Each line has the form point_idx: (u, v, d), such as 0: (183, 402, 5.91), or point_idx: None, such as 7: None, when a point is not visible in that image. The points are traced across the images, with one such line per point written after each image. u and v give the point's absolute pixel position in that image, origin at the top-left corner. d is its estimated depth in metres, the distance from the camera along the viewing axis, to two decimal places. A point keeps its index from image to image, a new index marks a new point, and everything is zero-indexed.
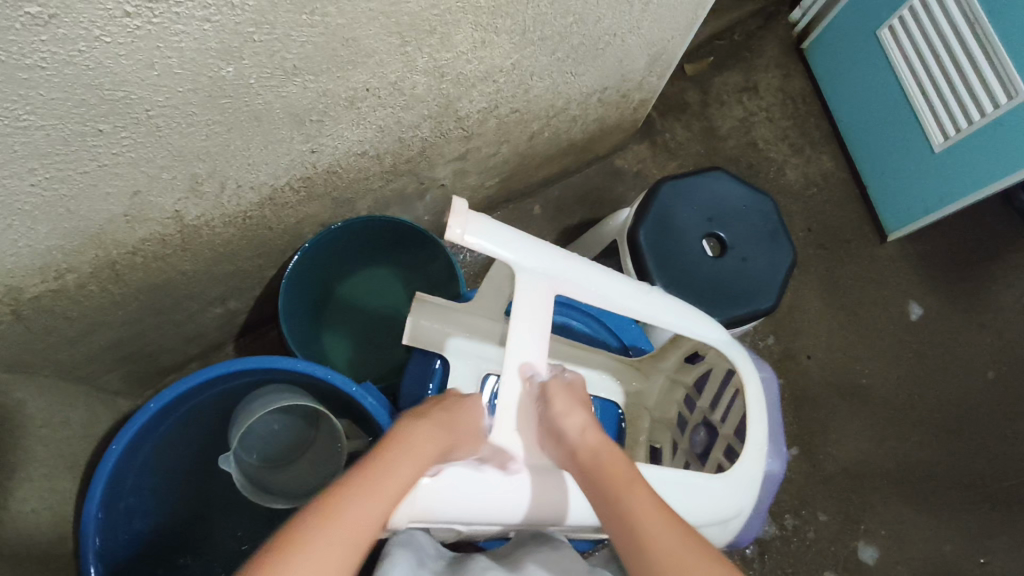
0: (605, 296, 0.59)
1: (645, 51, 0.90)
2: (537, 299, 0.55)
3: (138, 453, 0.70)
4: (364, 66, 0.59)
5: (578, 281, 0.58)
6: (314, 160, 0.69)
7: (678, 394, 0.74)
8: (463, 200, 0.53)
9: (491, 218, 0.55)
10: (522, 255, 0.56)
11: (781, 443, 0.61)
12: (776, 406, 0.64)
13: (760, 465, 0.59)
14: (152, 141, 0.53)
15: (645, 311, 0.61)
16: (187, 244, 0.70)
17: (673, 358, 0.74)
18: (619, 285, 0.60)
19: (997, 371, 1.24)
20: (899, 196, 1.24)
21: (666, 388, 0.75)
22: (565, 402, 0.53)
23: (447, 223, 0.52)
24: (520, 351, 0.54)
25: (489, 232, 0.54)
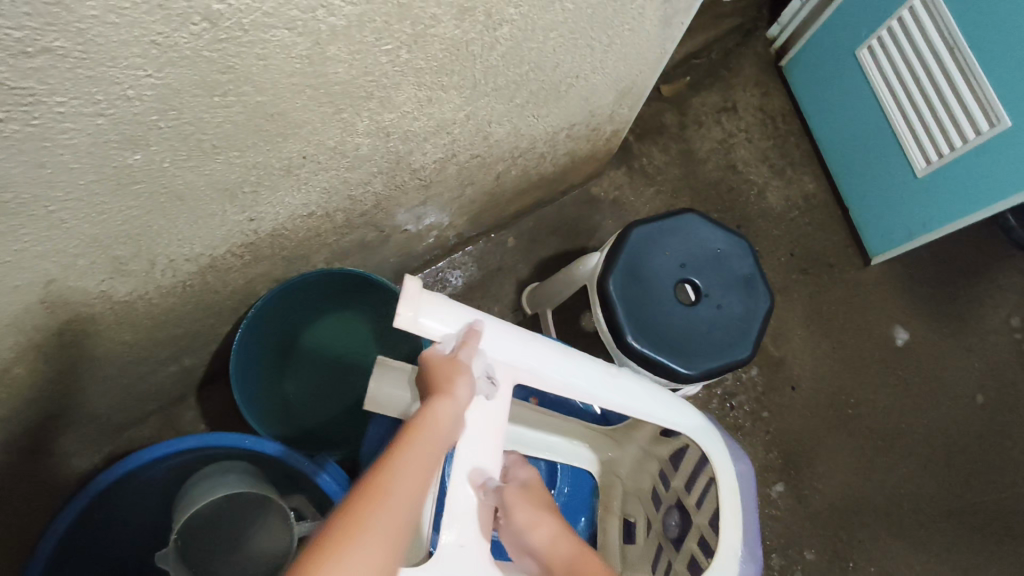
0: (570, 382, 0.54)
1: (613, 87, 0.86)
2: (495, 390, 0.51)
3: (76, 541, 0.67)
4: (296, 137, 0.54)
5: (544, 368, 0.53)
6: (254, 227, 0.65)
7: (652, 466, 0.71)
8: (417, 281, 0.49)
9: (449, 299, 0.51)
10: (480, 338, 0.51)
11: (758, 548, 0.56)
12: (754, 500, 0.59)
13: (733, 570, 0.55)
14: (59, 233, 0.48)
15: (616, 396, 0.56)
16: (124, 316, 0.66)
17: (646, 430, 0.71)
18: (592, 368, 0.56)
19: (987, 396, 1.21)
20: (883, 219, 1.20)
21: (639, 458, 0.73)
22: (530, 512, 0.49)
23: (399, 306, 0.49)
24: (471, 451, 0.49)
25: (453, 316, 0.50)
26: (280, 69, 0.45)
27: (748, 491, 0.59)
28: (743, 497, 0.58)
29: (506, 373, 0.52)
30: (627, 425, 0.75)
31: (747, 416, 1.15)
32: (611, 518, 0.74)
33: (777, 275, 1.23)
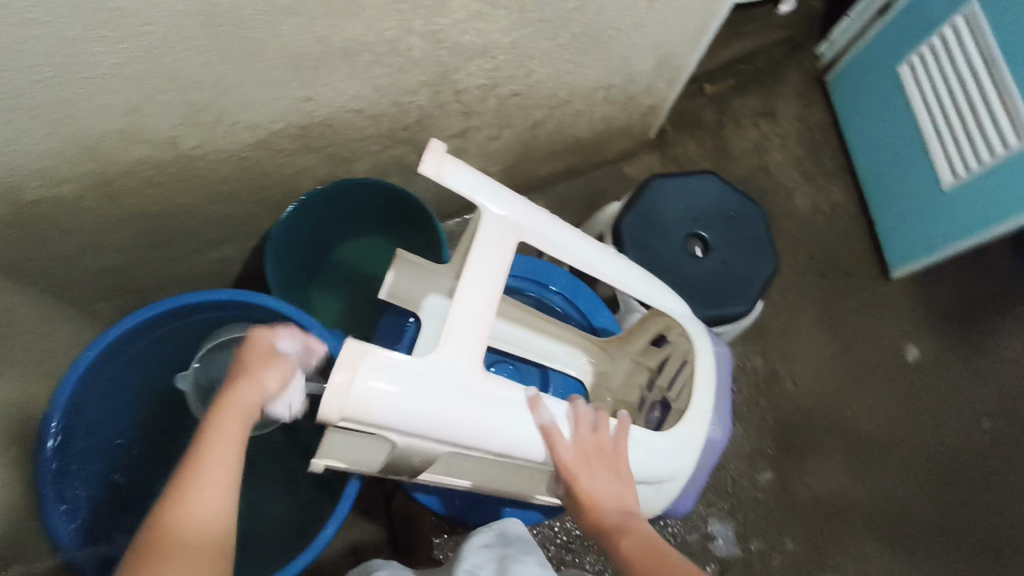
0: (566, 249, 0.62)
1: (652, 53, 0.93)
2: (503, 242, 0.58)
3: (110, 365, 0.73)
4: (359, 19, 0.62)
5: (545, 233, 0.61)
6: (310, 109, 0.72)
7: (642, 377, 0.78)
8: (440, 143, 0.56)
9: (462, 163, 0.58)
10: (491, 202, 0.58)
11: (725, 416, 0.70)
12: (725, 377, 0.72)
13: (703, 429, 0.67)
14: (149, 58, 0.57)
15: (607, 270, 0.65)
16: (182, 174, 0.74)
17: (639, 342, 0.78)
18: (586, 244, 0.64)
19: (993, 423, 1.21)
20: (905, 233, 1.22)
21: (630, 371, 0.79)
22: (598, 464, 0.58)
23: (423, 160, 0.55)
24: (482, 285, 0.56)
25: (464, 178, 0.57)
26: None
27: (723, 370, 0.72)
28: (718, 374, 0.71)
29: (511, 233, 0.59)
30: (620, 339, 0.81)
31: (745, 402, 1.17)
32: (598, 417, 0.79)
33: (794, 274, 1.26)
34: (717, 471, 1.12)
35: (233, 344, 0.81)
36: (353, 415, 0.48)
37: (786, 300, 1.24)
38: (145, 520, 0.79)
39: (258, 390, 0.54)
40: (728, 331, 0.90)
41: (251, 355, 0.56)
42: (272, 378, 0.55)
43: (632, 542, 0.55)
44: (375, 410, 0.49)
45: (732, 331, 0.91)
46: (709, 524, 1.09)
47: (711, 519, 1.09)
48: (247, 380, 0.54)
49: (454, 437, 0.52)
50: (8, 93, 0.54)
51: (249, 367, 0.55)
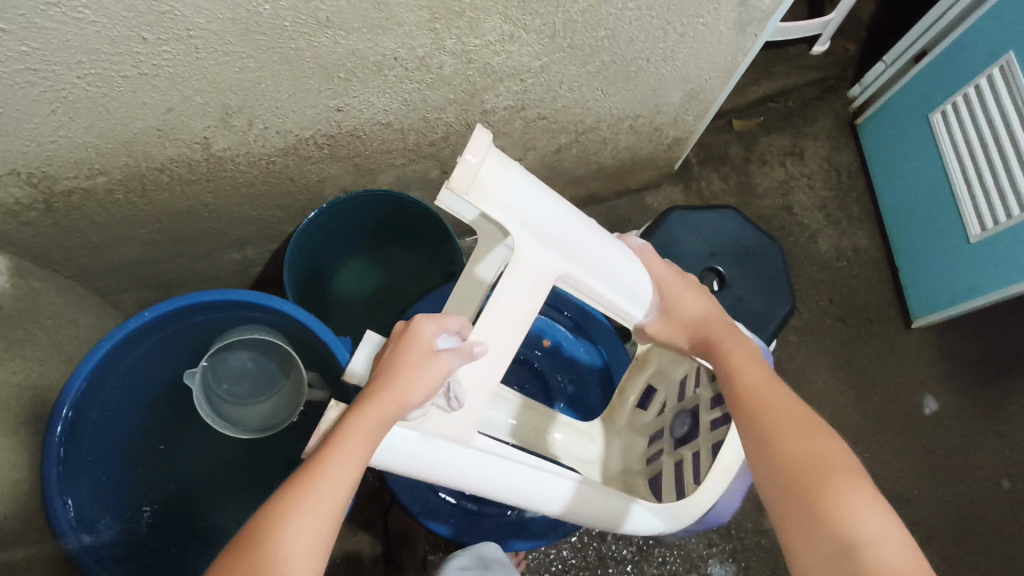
0: None
1: (680, 85, 0.93)
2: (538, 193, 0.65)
3: (126, 355, 0.75)
4: (393, 34, 0.63)
5: None
6: (340, 119, 0.74)
7: (641, 441, 0.80)
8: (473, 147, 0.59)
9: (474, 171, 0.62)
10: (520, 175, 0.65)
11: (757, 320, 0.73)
12: None
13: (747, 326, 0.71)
14: (189, 61, 0.59)
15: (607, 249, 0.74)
16: (212, 174, 0.76)
17: (624, 412, 0.83)
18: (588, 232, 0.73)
19: (1011, 484, 1.18)
20: (928, 283, 1.20)
21: (626, 442, 0.81)
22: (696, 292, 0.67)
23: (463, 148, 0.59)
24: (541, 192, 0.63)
25: None
26: None
27: None
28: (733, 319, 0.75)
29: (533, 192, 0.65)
30: (604, 421, 0.84)
31: None
32: (631, 476, 0.77)
33: (813, 317, 1.24)
34: None
35: (243, 347, 0.82)
36: (492, 193, 0.54)
37: (804, 343, 1.22)
38: (144, 513, 0.79)
39: (397, 406, 0.51)
40: None
41: (404, 354, 0.53)
42: (418, 388, 0.51)
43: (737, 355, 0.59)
44: (515, 194, 0.55)
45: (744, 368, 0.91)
46: (710, 566, 1.07)
47: (711, 560, 1.07)
48: (390, 392, 0.51)
49: (570, 251, 0.59)
50: (52, 86, 0.56)
51: (397, 374, 0.52)
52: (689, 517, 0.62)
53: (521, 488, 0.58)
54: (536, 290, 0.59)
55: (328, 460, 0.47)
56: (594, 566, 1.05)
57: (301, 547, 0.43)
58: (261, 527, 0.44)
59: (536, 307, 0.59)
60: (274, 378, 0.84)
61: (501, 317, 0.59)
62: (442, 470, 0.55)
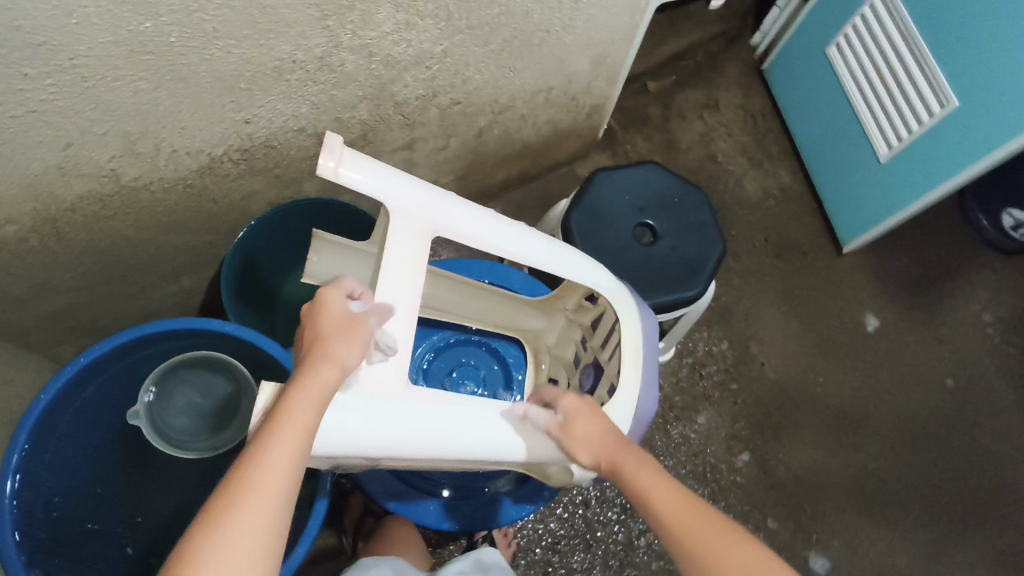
0: None
1: (586, 52, 0.95)
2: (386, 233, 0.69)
3: (69, 404, 0.73)
4: (286, 37, 0.63)
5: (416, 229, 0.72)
6: (250, 131, 0.73)
7: None
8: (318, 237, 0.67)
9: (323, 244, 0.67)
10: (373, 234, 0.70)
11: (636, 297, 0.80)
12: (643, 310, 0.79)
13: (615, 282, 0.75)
14: (79, 91, 0.57)
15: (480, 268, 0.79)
16: (128, 206, 0.74)
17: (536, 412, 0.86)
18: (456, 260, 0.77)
19: (955, 382, 1.25)
20: (851, 208, 1.26)
21: None
22: (593, 420, 0.60)
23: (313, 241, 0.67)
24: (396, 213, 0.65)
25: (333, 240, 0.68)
26: None
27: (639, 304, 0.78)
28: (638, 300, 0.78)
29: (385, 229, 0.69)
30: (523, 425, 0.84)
31: (715, 385, 1.19)
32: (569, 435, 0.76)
33: (752, 258, 1.29)
34: (696, 457, 1.14)
35: (187, 382, 0.80)
36: (350, 166, 0.57)
37: (747, 284, 1.27)
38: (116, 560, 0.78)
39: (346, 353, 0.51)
40: (687, 314, 0.93)
41: (326, 326, 0.52)
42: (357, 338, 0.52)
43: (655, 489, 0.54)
44: (374, 173, 0.59)
45: (688, 314, 0.94)
46: None
47: None
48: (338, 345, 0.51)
49: (440, 204, 0.62)
50: None
51: (334, 332, 0.52)
52: (629, 420, 0.68)
53: (490, 431, 0.60)
54: (421, 244, 0.61)
55: (273, 436, 0.45)
56: (582, 533, 1.07)
57: (253, 529, 0.41)
58: (212, 520, 0.41)
59: (426, 259, 0.61)
60: (224, 390, 0.81)
61: (399, 274, 0.59)
62: (423, 436, 0.55)
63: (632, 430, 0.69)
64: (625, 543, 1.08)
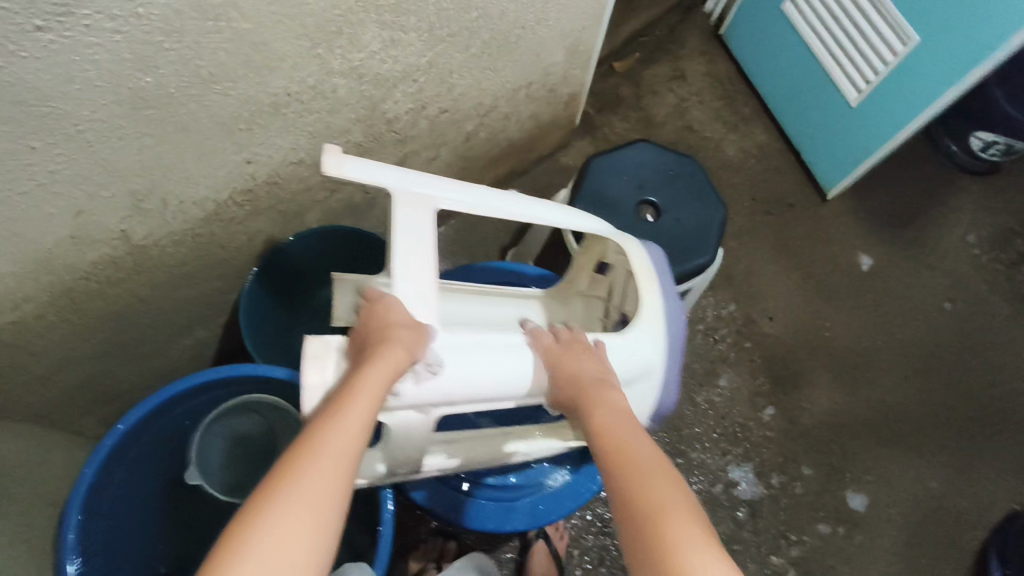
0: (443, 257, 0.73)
1: (560, 43, 0.96)
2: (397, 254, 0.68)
3: (111, 474, 0.72)
4: (280, 71, 0.63)
5: None
6: (252, 171, 0.73)
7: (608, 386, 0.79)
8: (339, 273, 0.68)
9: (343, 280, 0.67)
10: None
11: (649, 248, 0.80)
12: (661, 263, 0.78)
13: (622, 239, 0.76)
14: (85, 157, 0.56)
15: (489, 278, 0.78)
16: (140, 266, 0.73)
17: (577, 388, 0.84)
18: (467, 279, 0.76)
19: (952, 305, 1.29)
20: (829, 156, 1.30)
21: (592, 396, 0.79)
22: (581, 351, 0.60)
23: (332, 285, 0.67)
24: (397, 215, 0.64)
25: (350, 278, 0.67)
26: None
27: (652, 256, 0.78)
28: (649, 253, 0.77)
29: None
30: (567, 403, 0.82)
31: (730, 347, 1.22)
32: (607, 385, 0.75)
33: (743, 219, 1.32)
34: (723, 420, 1.16)
35: (218, 434, 0.77)
36: (354, 164, 0.55)
37: (742, 244, 1.30)
38: None
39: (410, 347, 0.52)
40: (698, 283, 0.95)
41: (394, 317, 0.53)
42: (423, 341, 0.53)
43: (612, 424, 0.54)
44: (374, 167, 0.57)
45: (700, 283, 0.96)
46: (730, 471, 1.13)
47: (730, 466, 1.13)
48: (404, 330, 0.52)
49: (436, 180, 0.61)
50: None
51: (398, 325, 0.52)
52: (659, 326, 0.69)
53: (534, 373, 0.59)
54: (427, 218, 0.58)
55: (335, 418, 0.47)
56: None
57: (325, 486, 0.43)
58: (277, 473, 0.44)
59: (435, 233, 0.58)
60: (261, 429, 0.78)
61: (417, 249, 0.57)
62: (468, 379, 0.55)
63: (667, 338, 0.69)
64: None
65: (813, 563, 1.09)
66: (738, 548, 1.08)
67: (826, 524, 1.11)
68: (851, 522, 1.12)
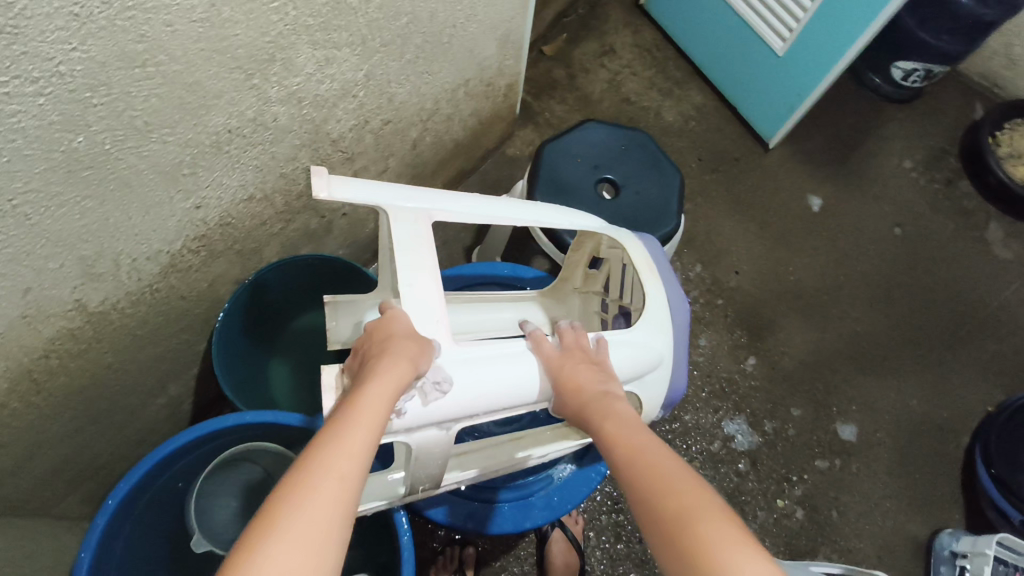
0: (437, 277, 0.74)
1: (491, 35, 0.95)
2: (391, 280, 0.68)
3: (108, 554, 0.69)
4: (217, 108, 0.60)
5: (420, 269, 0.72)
6: (203, 215, 0.70)
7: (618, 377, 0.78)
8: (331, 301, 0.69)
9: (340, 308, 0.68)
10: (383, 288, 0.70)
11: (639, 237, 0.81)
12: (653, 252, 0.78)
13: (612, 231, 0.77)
14: (25, 231, 0.53)
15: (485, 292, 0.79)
16: (101, 333, 0.69)
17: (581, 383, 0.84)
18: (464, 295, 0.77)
19: (901, 230, 1.35)
20: (764, 107, 1.33)
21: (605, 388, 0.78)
22: (585, 364, 0.60)
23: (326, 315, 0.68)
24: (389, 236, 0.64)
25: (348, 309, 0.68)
26: (186, 35, 0.52)
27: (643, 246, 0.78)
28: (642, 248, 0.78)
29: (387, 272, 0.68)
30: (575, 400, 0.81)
31: (704, 307, 1.24)
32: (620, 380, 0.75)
33: (694, 180, 1.34)
34: (710, 378, 1.19)
35: (215, 495, 0.74)
36: (341, 185, 0.56)
37: (697, 205, 1.32)
38: None
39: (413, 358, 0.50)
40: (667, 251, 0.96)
41: (394, 327, 0.52)
42: (426, 352, 0.52)
43: (626, 432, 0.53)
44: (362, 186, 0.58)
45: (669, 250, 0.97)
46: (725, 426, 1.15)
47: (723, 421, 1.16)
48: (408, 341, 0.51)
49: (425, 196, 0.62)
50: None
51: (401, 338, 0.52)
52: (665, 317, 0.69)
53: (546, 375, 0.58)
54: (425, 232, 0.59)
55: (343, 422, 0.45)
56: None
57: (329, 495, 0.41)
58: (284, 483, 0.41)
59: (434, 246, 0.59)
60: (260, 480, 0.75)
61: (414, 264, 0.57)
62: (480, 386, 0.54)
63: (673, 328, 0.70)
64: None
65: (816, 497, 1.12)
66: (746, 498, 1.11)
67: (822, 459, 1.15)
68: (845, 452, 1.16)
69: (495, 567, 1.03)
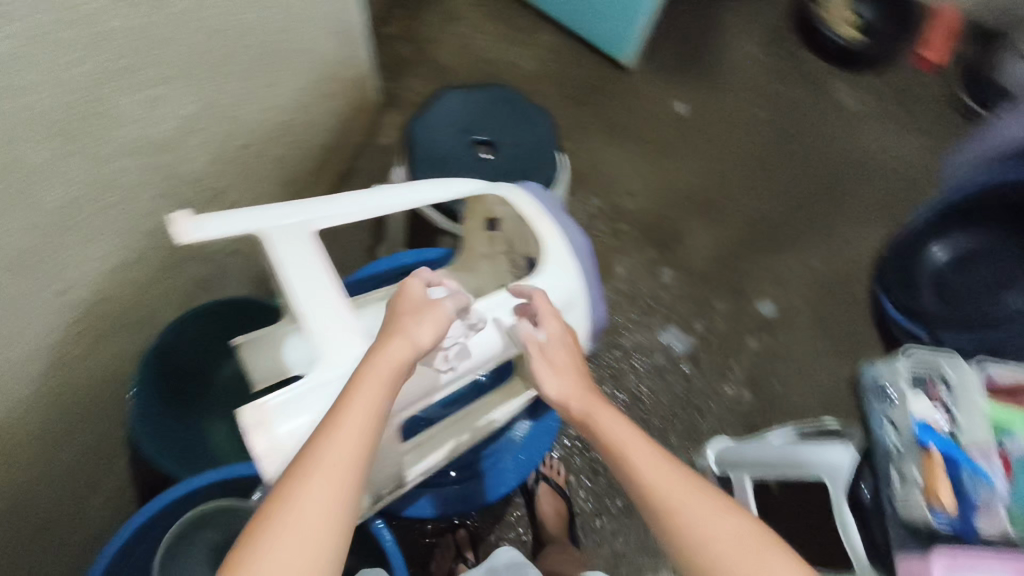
0: None
1: (325, 30, 0.92)
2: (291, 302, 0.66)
3: None
4: (49, 181, 0.56)
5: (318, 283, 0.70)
6: (75, 297, 0.65)
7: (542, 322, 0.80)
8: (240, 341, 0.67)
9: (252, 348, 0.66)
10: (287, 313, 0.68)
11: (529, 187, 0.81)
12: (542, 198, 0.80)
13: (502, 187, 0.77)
14: None
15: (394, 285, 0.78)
16: (5, 450, 0.64)
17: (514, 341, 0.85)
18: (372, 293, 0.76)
19: (765, 112, 1.43)
20: (611, 31, 1.36)
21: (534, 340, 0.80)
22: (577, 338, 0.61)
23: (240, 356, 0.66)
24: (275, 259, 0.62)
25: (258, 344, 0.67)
26: None
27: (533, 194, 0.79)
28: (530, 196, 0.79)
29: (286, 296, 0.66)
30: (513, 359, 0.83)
31: (611, 235, 1.29)
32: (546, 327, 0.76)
33: (567, 119, 1.37)
34: (635, 298, 1.24)
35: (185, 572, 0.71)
36: (206, 223, 0.54)
37: (578, 141, 1.35)
38: None
39: (409, 345, 0.50)
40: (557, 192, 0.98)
41: (404, 307, 0.52)
42: (425, 330, 0.51)
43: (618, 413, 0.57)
44: (230, 217, 0.56)
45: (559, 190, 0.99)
46: (662, 337, 1.21)
47: (659, 333, 1.22)
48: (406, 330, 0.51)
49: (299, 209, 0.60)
50: None
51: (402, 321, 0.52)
52: (567, 255, 0.70)
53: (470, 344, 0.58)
54: (310, 242, 0.58)
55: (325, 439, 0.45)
56: None
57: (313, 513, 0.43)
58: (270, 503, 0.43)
59: (326, 254, 0.58)
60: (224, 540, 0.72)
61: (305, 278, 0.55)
62: None
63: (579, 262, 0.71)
64: (632, 399, 1.17)
65: (758, 375, 1.20)
66: (697, 396, 1.18)
67: (754, 338, 1.23)
68: (771, 327, 1.24)
69: (490, 539, 1.05)
